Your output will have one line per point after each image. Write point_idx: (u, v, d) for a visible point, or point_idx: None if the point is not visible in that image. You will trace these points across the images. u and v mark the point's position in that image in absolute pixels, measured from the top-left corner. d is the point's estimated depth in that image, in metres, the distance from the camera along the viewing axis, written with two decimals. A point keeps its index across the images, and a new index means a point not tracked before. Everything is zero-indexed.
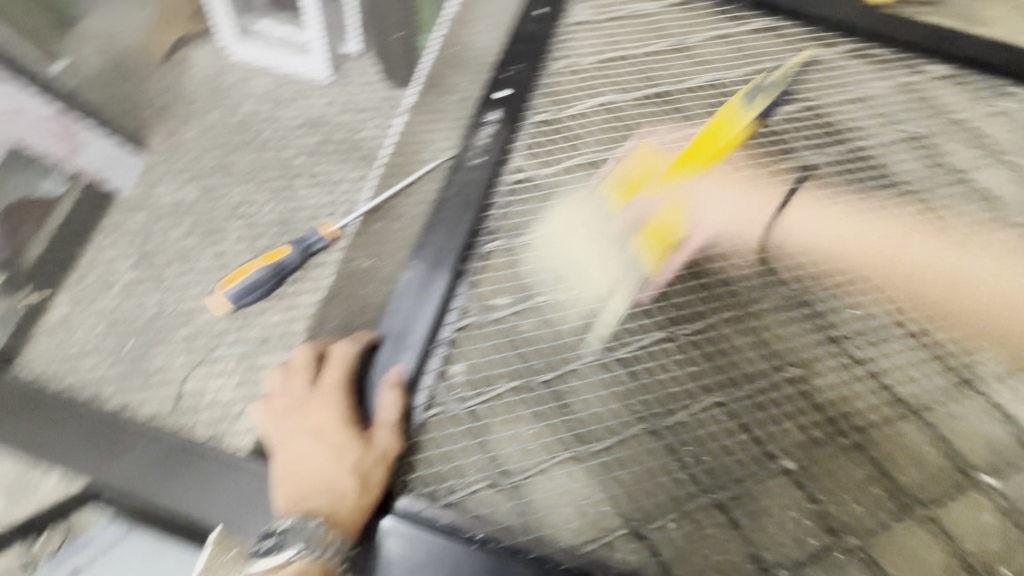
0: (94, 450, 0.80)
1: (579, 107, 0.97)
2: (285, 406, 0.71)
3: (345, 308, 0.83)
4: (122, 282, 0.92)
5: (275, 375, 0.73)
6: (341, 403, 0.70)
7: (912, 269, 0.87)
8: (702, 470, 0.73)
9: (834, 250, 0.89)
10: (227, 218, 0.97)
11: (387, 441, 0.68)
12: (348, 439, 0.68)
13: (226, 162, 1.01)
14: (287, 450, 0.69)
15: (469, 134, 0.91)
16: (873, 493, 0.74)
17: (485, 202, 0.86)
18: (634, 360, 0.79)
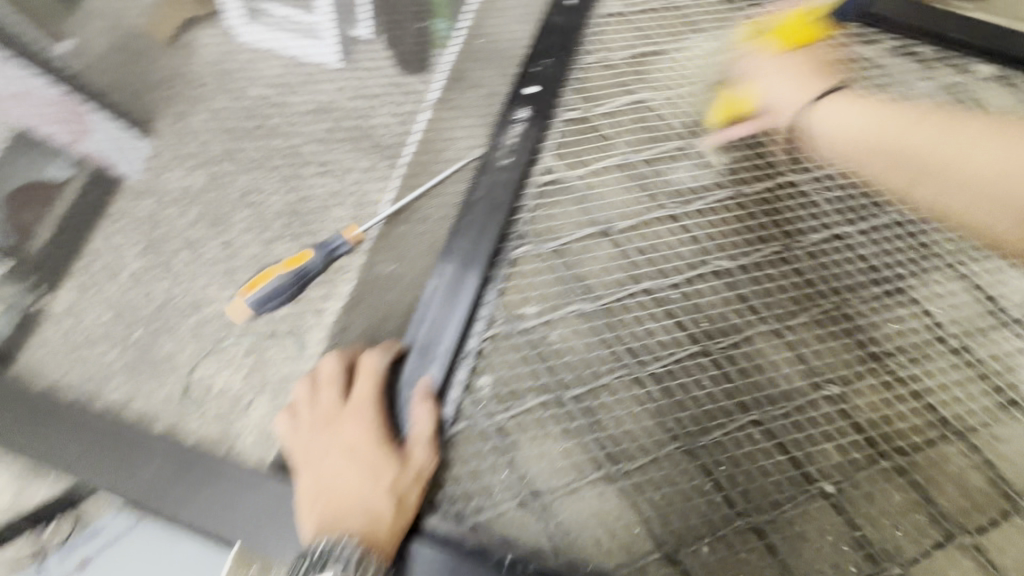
0: (106, 458, 0.76)
1: (610, 105, 0.93)
2: (315, 420, 0.69)
3: (368, 315, 0.80)
4: (135, 275, 0.88)
5: (303, 387, 0.71)
6: (374, 418, 0.68)
7: (943, 157, 0.69)
8: (737, 492, 0.70)
9: (898, 150, 0.73)
10: (233, 204, 0.93)
11: (421, 458, 0.66)
12: (383, 455, 0.66)
13: (238, 147, 0.96)
14: (319, 467, 0.66)
15: (497, 132, 0.87)
16: (914, 520, 0.71)
17: (514, 205, 0.83)
18: (667, 375, 0.76)
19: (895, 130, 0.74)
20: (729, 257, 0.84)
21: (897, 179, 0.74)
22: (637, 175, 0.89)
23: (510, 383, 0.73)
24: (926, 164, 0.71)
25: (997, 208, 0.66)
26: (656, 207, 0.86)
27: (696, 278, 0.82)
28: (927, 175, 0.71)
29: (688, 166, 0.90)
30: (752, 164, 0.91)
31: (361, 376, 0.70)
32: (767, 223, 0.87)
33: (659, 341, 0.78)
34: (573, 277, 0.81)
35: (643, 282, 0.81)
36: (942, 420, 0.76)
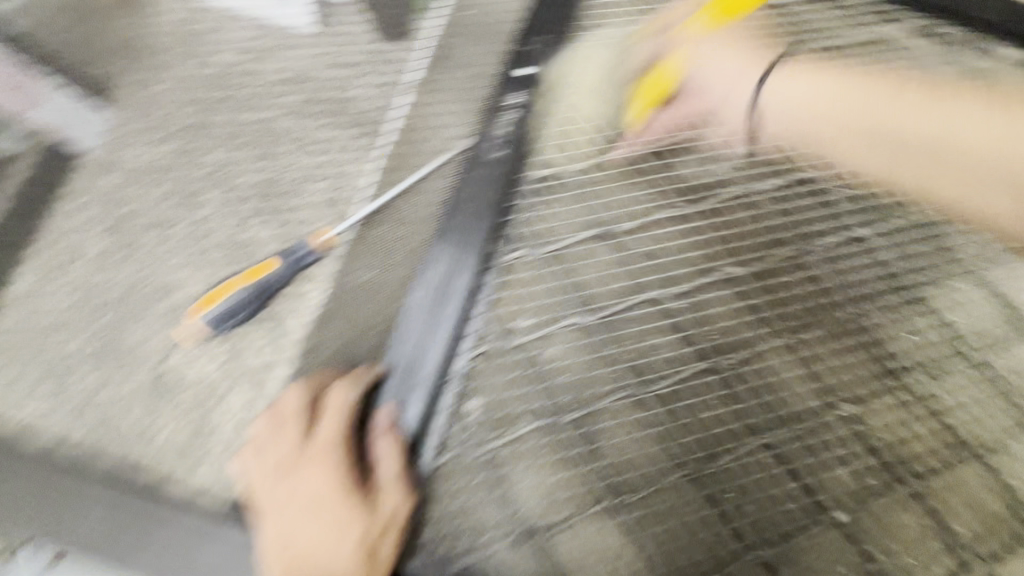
0: (53, 503, 0.69)
1: (612, 88, 0.83)
2: (275, 459, 0.62)
3: (342, 329, 0.72)
4: (86, 272, 0.78)
5: (265, 426, 0.64)
6: (339, 462, 0.61)
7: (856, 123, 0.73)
8: (747, 524, 0.65)
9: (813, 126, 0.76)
10: (200, 195, 0.82)
11: (395, 502, 0.60)
12: (350, 506, 0.59)
13: (197, 126, 0.84)
14: (278, 520, 0.59)
15: (488, 119, 0.78)
16: (929, 548, 0.67)
17: (507, 202, 0.74)
18: (672, 395, 0.70)
19: (843, 105, 0.74)
20: (741, 262, 0.77)
21: (848, 159, 0.76)
22: (642, 170, 0.80)
23: (503, 405, 0.66)
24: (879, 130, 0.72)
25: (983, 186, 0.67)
26: (663, 205, 0.78)
27: (705, 286, 0.75)
28: (863, 138, 0.73)
29: (700, 157, 0.81)
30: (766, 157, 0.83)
31: (331, 411, 0.63)
32: (782, 224, 0.79)
33: (664, 357, 0.71)
34: (571, 286, 0.73)
35: (647, 291, 0.74)
36: (960, 439, 0.72)
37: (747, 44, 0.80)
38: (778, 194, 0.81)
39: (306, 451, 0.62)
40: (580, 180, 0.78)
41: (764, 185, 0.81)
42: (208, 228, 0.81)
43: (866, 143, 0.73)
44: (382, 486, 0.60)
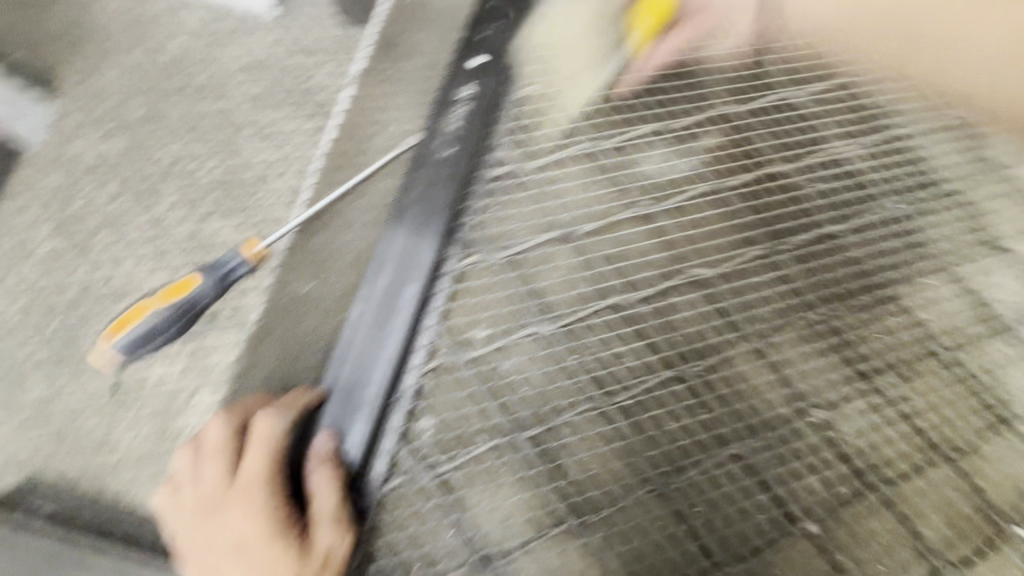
0: None
1: (571, 82, 0.79)
2: (197, 496, 0.56)
3: (279, 349, 0.65)
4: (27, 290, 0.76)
5: (187, 458, 0.58)
6: (264, 499, 0.55)
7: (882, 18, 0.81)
8: (715, 540, 0.62)
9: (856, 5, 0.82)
10: (142, 205, 0.79)
11: (331, 540, 0.54)
12: (277, 548, 0.53)
13: (143, 133, 0.81)
14: (203, 563, 0.54)
15: (438, 114, 0.73)
16: (899, 556, 0.65)
17: (459, 206, 0.70)
18: (637, 407, 0.66)
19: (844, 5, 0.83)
20: (707, 264, 0.73)
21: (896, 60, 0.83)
22: (604, 168, 0.76)
23: (455, 424, 0.62)
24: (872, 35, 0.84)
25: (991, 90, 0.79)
26: (627, 205, 0.75)
27: (670, 290, 0.71)
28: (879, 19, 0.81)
29: (665, 153, 0.78)
30: (732, 153, 0.79)
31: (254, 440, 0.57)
32: (750, 222, 0.76)
33: (628, 366, 0.67)
34: (530, 293, 0.69)
35: (610, 297, 0.70)
36: (932, 443, 0.70)
37: None
38: (744, 191, 0.78)
39: (229, 486, 0.56)
40: (539, 179, 0.74)
41: (729, 182, 0.78)
42: (150, 239, 0.77)
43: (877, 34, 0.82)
44: (321, 518, 0.55)
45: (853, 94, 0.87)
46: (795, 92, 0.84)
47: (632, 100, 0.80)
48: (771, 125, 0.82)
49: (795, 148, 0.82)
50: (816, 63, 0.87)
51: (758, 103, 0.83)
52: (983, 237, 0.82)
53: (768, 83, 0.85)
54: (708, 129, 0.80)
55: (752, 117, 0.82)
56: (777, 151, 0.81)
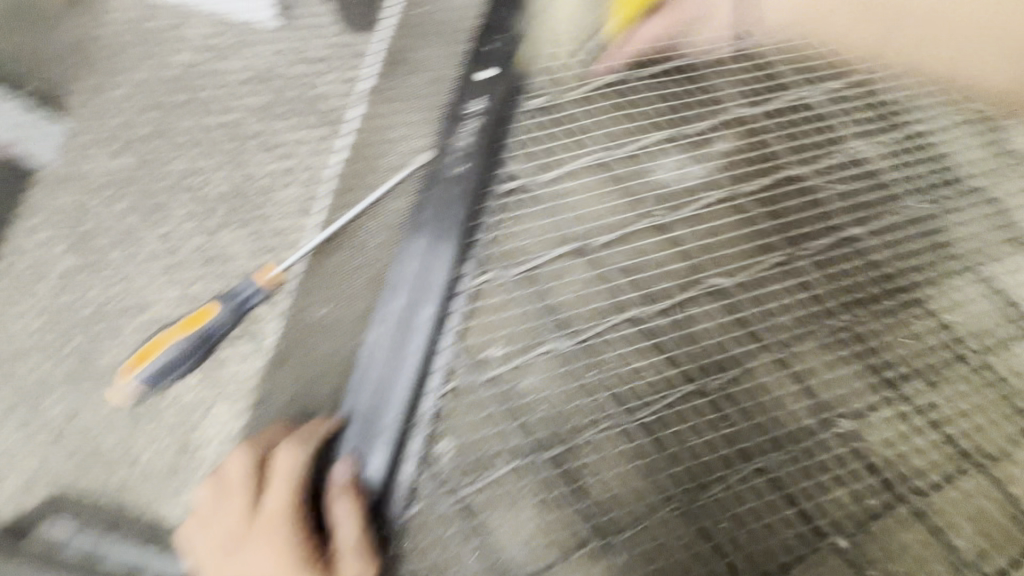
0: None
1: (581, 88, 0.76)
2: (228, 521, 0.59)
3: (301, 374, 0.67)
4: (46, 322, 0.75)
5: (212, 486, 0.61)
6: (285, 528, 0.57)
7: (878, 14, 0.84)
8: (742, 557, 0.61)
9: None
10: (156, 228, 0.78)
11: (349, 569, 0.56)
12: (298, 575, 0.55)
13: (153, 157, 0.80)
14: None
15: (448, 130, 0.72)
16: (932, 569, 0.64)
17: (471, 223, 0.68)
18: (658, 423, 0.65)
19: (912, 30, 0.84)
20: (725, 272, 0.72)
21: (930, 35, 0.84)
22: (616, 178, 0.75)
23: (475, 447, 0.62)
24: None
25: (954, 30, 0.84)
26: (641, 215, 0.73)
27: (688, 301, 0.70)
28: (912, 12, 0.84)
29: (677, 161, 0.77)
30: (747, 158, 0.78)
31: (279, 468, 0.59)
32: (768, 228, 0.74)
33: (648, 381, 0.66)
34: (545, 309, 0.68)
35: (627, 310, 0.69)
36: (963, 451, 0.68)
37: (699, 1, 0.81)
38: (760, 197, 0.76)
39: (254, 514, 0.58)
40: (550, 193, 0.73)
41: (745, 188, 0.76)
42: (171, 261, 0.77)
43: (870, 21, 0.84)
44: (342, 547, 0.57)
45: (870, 92, 0.85)
46: (809, 92, 0.83)
47: (643, 106, 0.78)
48: (786, 127, 0.81)
49: (811, 150, 0.80)
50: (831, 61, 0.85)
51: (772, 106, 0.81)
52: (1008, 234, 0.80)
53: (781, 84, 0.83)
54: (722, 134, 0.79)
55: (767, 120, 0.81)
56: (792, 155, 0.79)
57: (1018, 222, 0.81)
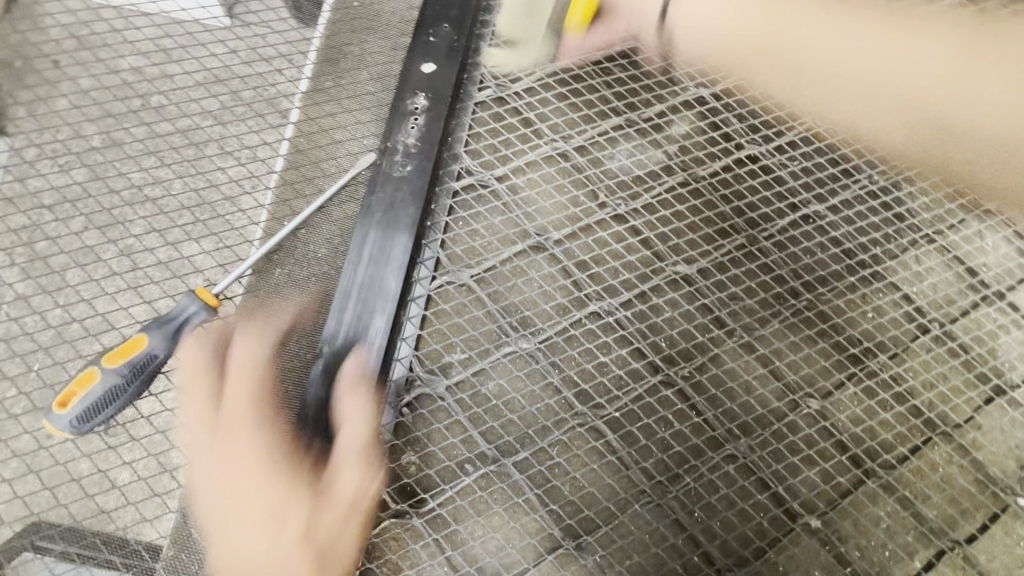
0: None
1: (529, 80, 0.75)
2: (198, 443, 0.56)
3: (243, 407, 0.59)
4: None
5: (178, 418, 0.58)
6: (261, 419, 0.57)
7: (852, 67, 0.73)
8: (716, 545, 0.61)
9: (734, 43, 0.77)
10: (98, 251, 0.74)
11: (348, 465, 0.56)
12: (294, 470, 0.56)
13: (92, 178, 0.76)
14: (216, 504, 0.55)
15: (393, 128, 0.69)
16: (905, 542, 0.64)
17: (423, 226, 0.67)
18: (627, 417, 0.64)
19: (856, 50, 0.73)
20: (686, 259, 0.71)
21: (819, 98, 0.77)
22: (571, 168, 0.72)
23: (440, 457, 0.60)
24: (861, 84, 0.74)
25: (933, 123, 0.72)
26: (599, 205, 0.71)
27: (651, 291, 0.69)
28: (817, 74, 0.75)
29: (634, 148, 0.75)
30: (704, 139, 0.76)
31: (238, 377, 0.57)
32: (728, 211, 0.73)
33: (614, 376, 0.65)
34: (505, 309, 0.66)
35: (589, 305, 0.67)
36: (929, 421, 0.68)
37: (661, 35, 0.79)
38: (719, 179, 0.75)
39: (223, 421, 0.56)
40: (503, 187, 0.71)
41: (704, 170, 0.75)
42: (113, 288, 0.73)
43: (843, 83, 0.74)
44: (359, 446, 0.56)
45: None
46: None
47: (595, 93, 0.76)
48: (742, 104, 0.79)
49: (769, 127, 0.79)
50: None
51: (727, 84, 0.79)
52: (966, 202, 0.80)
53: None
54: (678, 116, 0.77)
55: (723, 100, 0.79)
56: (750, 133, 0.78)
57: None
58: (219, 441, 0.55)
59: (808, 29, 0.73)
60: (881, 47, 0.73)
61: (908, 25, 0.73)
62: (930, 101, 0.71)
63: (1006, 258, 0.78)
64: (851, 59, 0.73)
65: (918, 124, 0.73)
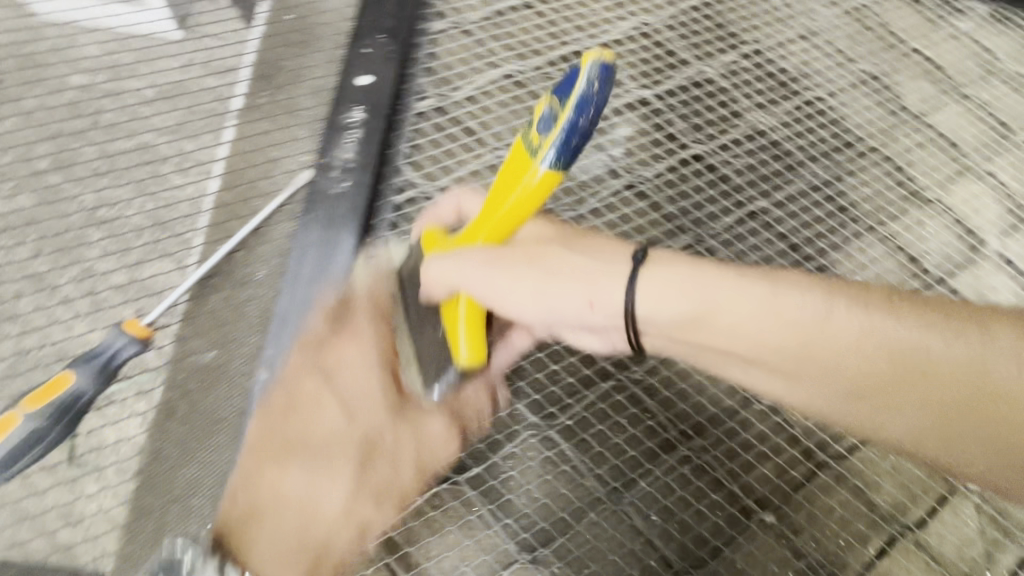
0: None
1: (469, 88, 0.74)
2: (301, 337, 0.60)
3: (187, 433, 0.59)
4: None
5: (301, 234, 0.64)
6: (372, 339, 0.60)
7: (761, 330, 0.56)
8: (674, 548, 0.61)
9: (705, 333, 0.57)
10: None
11: (432, 422, 0.59)
12: (376, 414, 0.58)
13: None
14: (284, 406, 0.57)
15: (329, 142, 0.68)
16: (857, 530, 0.65)
17: (364, 243, 0.65)
18: (580, 426, 0.63)
19: (848, 342, 0.54)
20: None
21: (806, 394, 0.56)
22: None
23: None
24: (806, 344, 0.55)
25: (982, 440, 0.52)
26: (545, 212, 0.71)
27: None
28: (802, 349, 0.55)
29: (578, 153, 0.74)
30: (649, 141, 0.76)
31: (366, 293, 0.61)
32: (675, 211, 0.73)
33: (565, 384, 0.65)
34: None
35: None
36: None
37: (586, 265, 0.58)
38: (665, 180, 0.75)
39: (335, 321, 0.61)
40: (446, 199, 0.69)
41: (649, 172, 0.75)
42: None
43: (818, 361, 0.55)
44: (455, 418, 0.60)
45: (765, 61, 0.84)
46: (706, 67, 0.82)
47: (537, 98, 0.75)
48: (686, 104, 0.79)
49: (712, 126, 0.79)
50: (722, 34, 0.84)
51: (670, 84, 0.80)
52: (905, 191, 0.82)
53: (677, 61, 0.81)
54: (623, 118, 0.77)
55: (666, 100, 0.79)
56: (694, 133, 0.78)
57: (914, 177, 0.83)
58: (330, 350, 0.59)
59: (835, 326, 0.55)
60: (853, 326, 0.55)
61: (941, 311, 0.55)
62: (921, 364, 0.51)
63: (946, 245, 0.80)
64: (815, 318, 0.55)
65: (929, 374, 0.52)
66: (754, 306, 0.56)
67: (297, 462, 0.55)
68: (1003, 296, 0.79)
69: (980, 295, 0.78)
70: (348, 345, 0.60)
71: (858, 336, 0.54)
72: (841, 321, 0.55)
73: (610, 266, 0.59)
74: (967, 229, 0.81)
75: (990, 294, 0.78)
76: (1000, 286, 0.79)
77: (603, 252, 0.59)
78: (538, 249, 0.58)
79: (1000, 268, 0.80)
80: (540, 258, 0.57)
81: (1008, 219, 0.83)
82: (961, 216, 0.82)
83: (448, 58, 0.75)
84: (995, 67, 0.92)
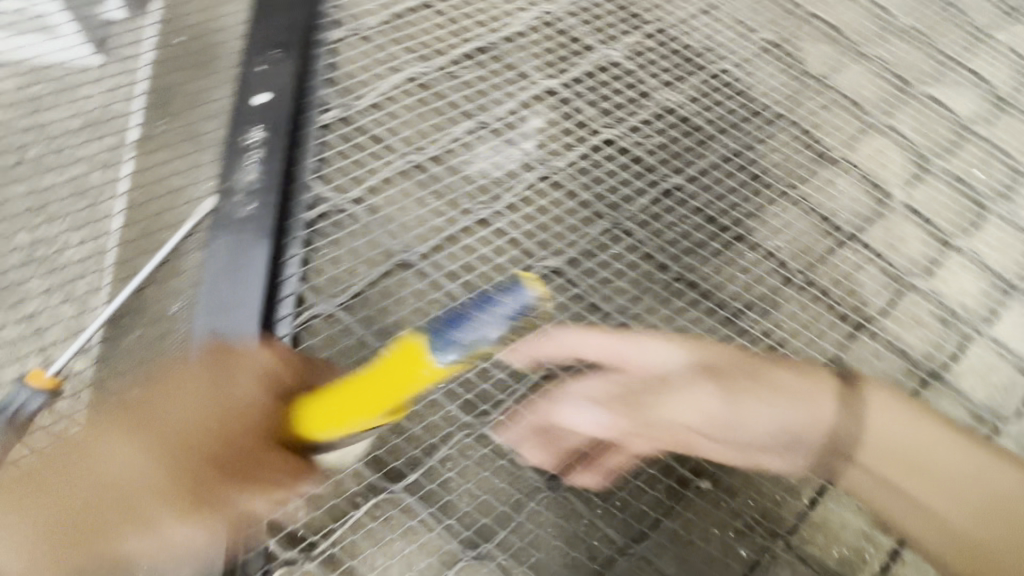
0: None
1: (373, 96, 0.73)
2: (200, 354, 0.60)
3: None
4: None
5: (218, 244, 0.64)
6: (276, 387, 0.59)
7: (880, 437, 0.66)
8: (615, 526, 0.63)
9: (813, 431, 0.67)
10: None
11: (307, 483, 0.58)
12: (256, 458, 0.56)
13: None
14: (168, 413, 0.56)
15: (231, 166, 0.67)
16: (788, 484, 0.68)
17: (277, 263, 0.64)
18: (513, 419, 0.65)
19: (903, 433, 0.67)
20: (554, 252, 0.71)
21: (872, 486, 0.68)
22: (428, 179, 0.72)
23: (327, 495, 0.59)
24: (930, 477, 0.66)
25: (984, 525, 0.64)
26: (461, 213, 0.71)
27: None
28: (922, 486, 0.65)
29: (489, 149, 0.74)
30: (560, 131, 0.77)
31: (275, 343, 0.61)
32: (590, 198, 0.74)
33: (496, 381, 0.66)
34: (378, 334, 0.65)
35: None
36: None
37: (770, 394, 0.67)
38: (578, 167, 0.76)
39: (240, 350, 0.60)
40: (360, 210, 0.69)
41: (562, 162, 0.75)
42: None
43: (916, 494, 0.66)
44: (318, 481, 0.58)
45: (670, 38, 0.85)
46: (612, 50, 0.82)
47: (443, 99, 0.75)
48: (593, 89, 0.80)
49: (622, 109, 0.80)
50: (625, 16, 0.85)
51: (576, 71, 0.80)
52: (813, 153, 0.85)
53: (582, 47, 0.82)
54: (532, 110, 0.77)
55: (573, 87, 0.79)
56: (603, 117, 0.79)
57: (821, 139, 0.86)
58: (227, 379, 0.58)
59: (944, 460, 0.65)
60: (948, 466, 0.66)
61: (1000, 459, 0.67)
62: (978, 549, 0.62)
63: (855, 201, 0.83)
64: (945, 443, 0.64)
65: (964, 507, 0.64)
66: (876, 411, 0.65)
67: (121, 464, 0.55)
68: (911, 245, 0.82)
69: (889, 246, 0.82)
70: (263, 381, 0.59)
71: (958, 477, 0.65)
72: (946, 469, 0.66)
73: (810, 399, 0.67)
74: (873, 184, 0.85)
75: (898, 244, 0.82)
76: (908, 235, 0.83)
77: (794, 386, 0.67)
78: (765, 371, 0.67)
79: (906, 218, 0.84)
80: (688, 387, 0.64)
81: (911, 170, 0.86)
82: (867, 172, 0.85)
83: (349, 67, 0.75)
84: (890, 24, 0.95)
